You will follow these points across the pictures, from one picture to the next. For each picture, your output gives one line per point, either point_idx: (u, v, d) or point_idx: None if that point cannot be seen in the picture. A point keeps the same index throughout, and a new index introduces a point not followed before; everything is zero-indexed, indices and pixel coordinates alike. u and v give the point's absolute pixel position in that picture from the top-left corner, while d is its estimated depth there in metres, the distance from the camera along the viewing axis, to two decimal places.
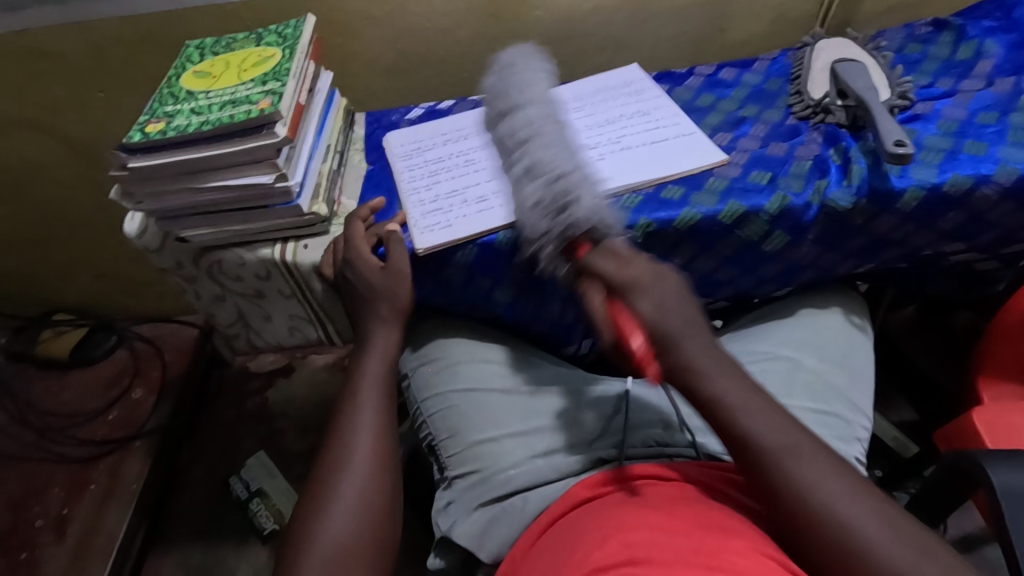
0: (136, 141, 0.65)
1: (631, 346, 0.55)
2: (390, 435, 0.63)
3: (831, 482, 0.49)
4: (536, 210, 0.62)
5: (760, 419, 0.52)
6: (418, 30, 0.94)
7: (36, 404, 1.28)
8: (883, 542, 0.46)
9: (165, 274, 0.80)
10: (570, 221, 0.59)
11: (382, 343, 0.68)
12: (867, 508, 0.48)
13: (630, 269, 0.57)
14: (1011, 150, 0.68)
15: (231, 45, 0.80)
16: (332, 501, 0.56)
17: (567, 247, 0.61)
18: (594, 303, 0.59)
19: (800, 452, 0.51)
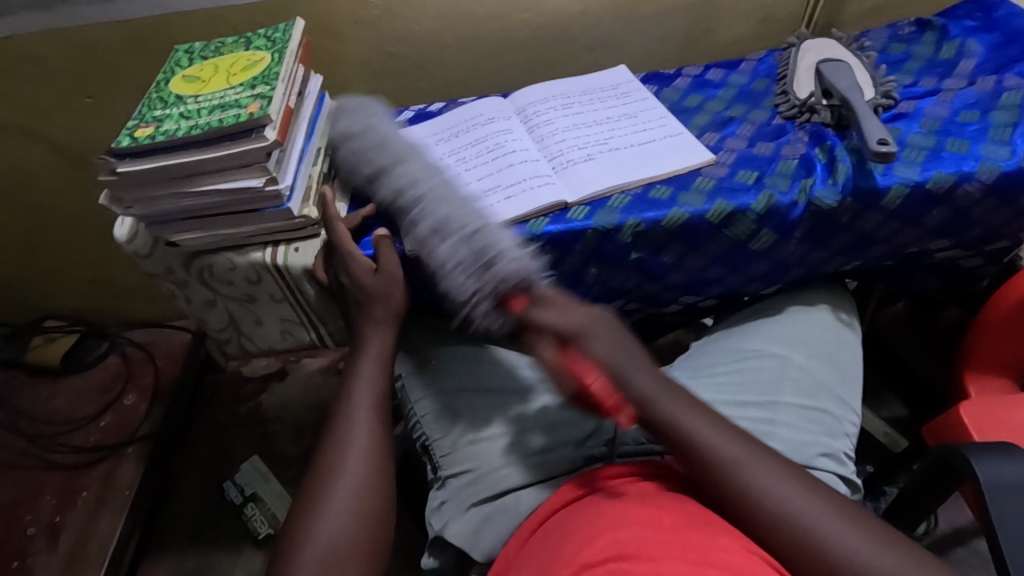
0: (125, 146, 0.65)
1: (591, 391, 0.57)
2: (386, 437, 0.63)
3: (802, 498, 0.51)
4: (458, 272, 0.61)
5: (708, 434, 0.55)
6: (408, 33, 0.95)
7: (27, 411, 1.27)
8: (848, 542, 0.48)
9: (156, 278, 0.80)
10: (500, 275, 0.60)
11: (378, 345, 0.68)
12: (830, 512, 0.51)
13: (568, 316, 0.59)
14: (993, 148, 0.69)
15: (220, 49, 0.80)
16: (326, 502, 0.56)
17: (499, 303, 0.62)
18: (546, 354, 0.59)
19: (761, 468, 0.53)
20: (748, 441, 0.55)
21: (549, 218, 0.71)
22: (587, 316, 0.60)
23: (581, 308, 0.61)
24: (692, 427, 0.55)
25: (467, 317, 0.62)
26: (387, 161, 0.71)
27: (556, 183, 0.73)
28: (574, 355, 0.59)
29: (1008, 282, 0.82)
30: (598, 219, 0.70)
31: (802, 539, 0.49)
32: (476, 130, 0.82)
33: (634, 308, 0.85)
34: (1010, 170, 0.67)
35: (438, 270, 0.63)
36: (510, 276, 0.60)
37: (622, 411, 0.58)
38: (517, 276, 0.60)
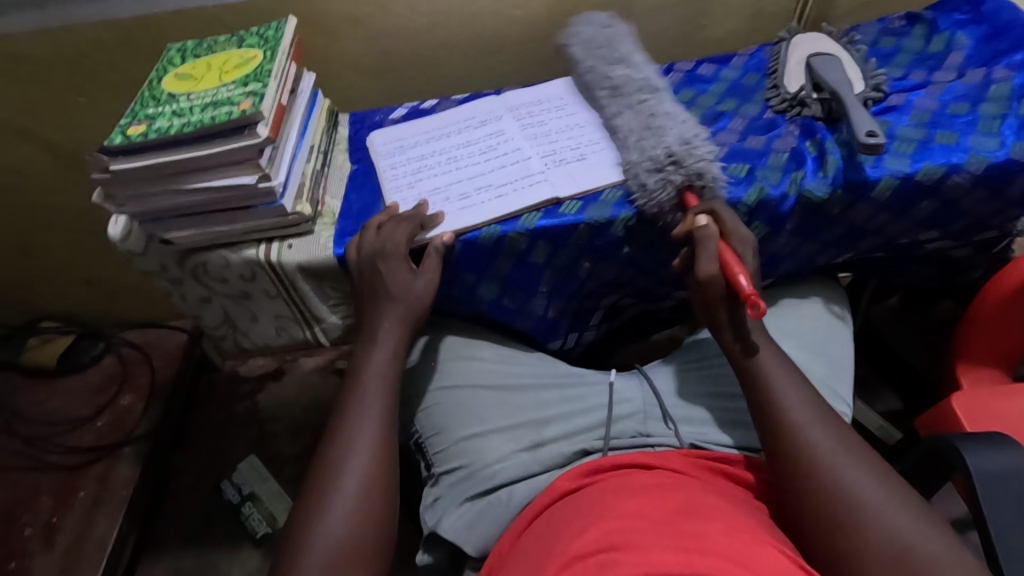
0: (118, 144, 0.65)
1: (740, 283, 0.59)
2: (387, 432, 0.62)
3: (845, 458, 0.55)
4: (647, 165, 0.70)
5: (784, 387, 0.60)
6: (400, 30, 0.95)
7: (23, 413, 1.27)
8: (877, 500, 0.51)
9: (150, 277, 0.80)
10: (697, 169, 0.69)
11: (385, 340, 0.67)
12: (868, 475, 0.54)
13: (738, 224, 0.67)
14: (981, 139, 0.69)
15: (212, 47, 0.80)
16: (325, 499, 0.57)
17: (677, 198, 0.70)
18: (710, 235, 0.64)
19: (812, 425, 0.57)
20: (830, 417, 0.59)
21: (542, 213, 0.71)
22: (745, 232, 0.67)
23: (738, 234, 0.66)
24: (772, 383, 0.60)
25: (636, 188, 0.70)
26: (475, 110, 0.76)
27: (548, 181, 0.74)
28: (729, 252, 0.63)
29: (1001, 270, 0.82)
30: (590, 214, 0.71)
31: (833, 491, 0.53)
32: (468, 131, 0.83)
33: (628, 302, 0.87)
34: (999, 161, 0.67)
35: (630, 160, 0.72)
36: (704, 170, 0.69)
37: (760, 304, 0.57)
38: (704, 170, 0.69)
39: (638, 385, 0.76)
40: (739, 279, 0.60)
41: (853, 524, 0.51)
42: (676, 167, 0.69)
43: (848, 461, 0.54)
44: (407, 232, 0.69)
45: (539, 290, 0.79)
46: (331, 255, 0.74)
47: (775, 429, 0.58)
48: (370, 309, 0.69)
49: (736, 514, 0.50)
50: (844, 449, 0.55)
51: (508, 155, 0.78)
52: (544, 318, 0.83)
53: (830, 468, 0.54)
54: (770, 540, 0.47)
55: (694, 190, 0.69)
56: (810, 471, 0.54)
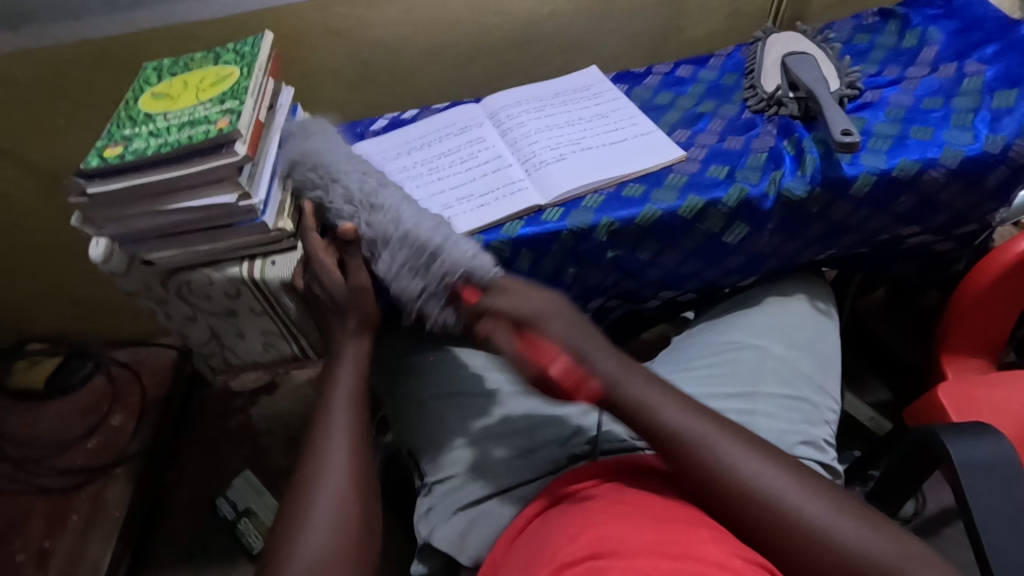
0: (94, 166, 0.65)
1: (555, 371, 0.54)
2: (363, 448, 0.63)
3: (771, 473, 0.52)
4: (405, 275, 0.61)
5: (678, 414, 0.55)
6: (379, 41, 0.95)
7: (12, 436, 1.26)
8: (811, 513, 0.49)
9: (134, 298, 0.79)
10: (445, 269, 0.60)
11: (353, 355, 0.68)
12: (798, 483, 0.51)
13: (528, 301, 0.59)
14: (956, 133, 0.70)
15: (188, 64, 0.80)
16: (310, 516, 0.56)
17: (449, 298, 0.62)
18: (503, 343, 0.57)
19: (726, 446, 0.53)
20: (729, 431, 0.55)
21: (525, 220, 0.72)
22: (540, 302, 0.59)
23: (529, 291, 0.60)
24: (659, 409, 0.55)
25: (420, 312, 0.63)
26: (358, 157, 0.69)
27: (528, 187, 0.74)
28: (537, 336, 0.56)
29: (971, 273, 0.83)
30: (572, 220, 0.71)
31: (761, 507, 0.50)
32: (449, 140, 0.83)
33: (615, 305, 0.87)
34: (973, 155, 0.68)
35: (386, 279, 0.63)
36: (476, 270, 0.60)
37: (580, 386, 0.55)
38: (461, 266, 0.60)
39: None
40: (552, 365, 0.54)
41: (792, 534, 0.49)
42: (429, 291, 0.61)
43: (772, 475, 0.52)
44: (321, 245, 0.68)
45: None
46: None
47: (699, 466, 0.53)
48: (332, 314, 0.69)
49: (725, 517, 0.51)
50: (763, 466, 0.52)
51: (489, 163, 0.78)
52: None
53: (762, 492, 0.51)
54: (751, 548, 0.47)
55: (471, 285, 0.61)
56: (739, 501, 0.51)
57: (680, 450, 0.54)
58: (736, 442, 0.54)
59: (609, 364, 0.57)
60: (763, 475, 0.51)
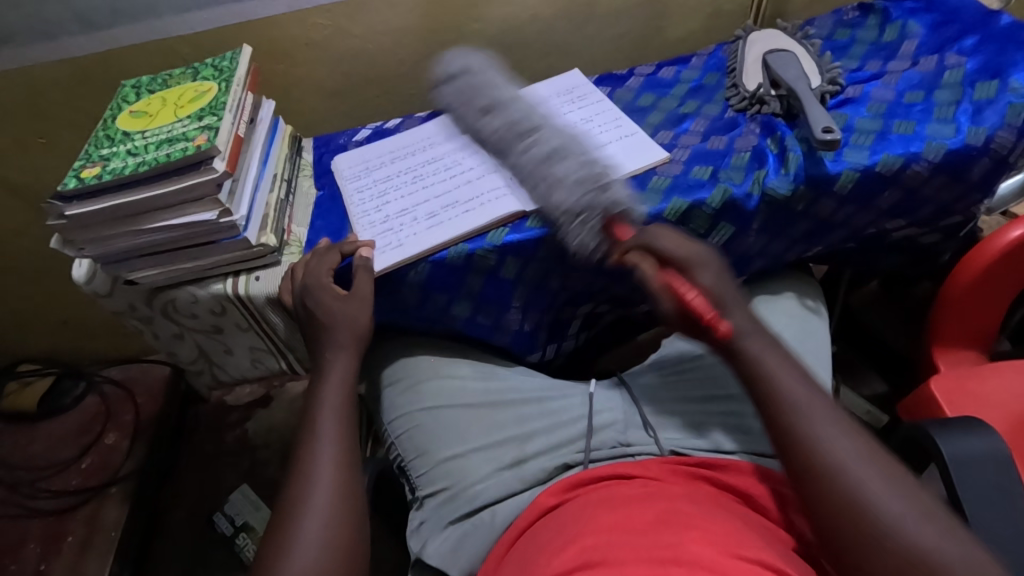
0: (72, 188, 0.64)
1: (694, 305, 0.57)
2: (350, 465, 0.62)
3: (860, 458, 0.49)
4: (575, 189, 0.68)
5: (786, 377, 0.53)
6: (360, 51, 0.94)
7: (5, 459, 1.25)
8: (892, 509, 0.46)
9: (119, 318, 0.79)
10: (612, 199, 0.67)
11: (339, 369, 0.67)
12: (885, 476, 0.48)
13: (681, 245, 0.62)
14: (938, 127, 0.70)
15: (167, 81, 0.79)
16: (296, 536, 0.55)
17: (604, 226, 0.68)
18: (648, 273, 0.62)
19: (825, 421, 0.51)
20: (842, 418, 0.52)
21: (513, 227, 0.72)
22: (696, 250, 0.61)
23: (690, 244, 0.63)
24: (768, 367, 0.54)
25: (566, 226, 0.68)
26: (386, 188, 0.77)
27: (514, 194, 0.73)
28: (678, 278, 0.59)
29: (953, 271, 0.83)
30: (557, 225, 0.71)
31: (847, 492, 0.48)
32: (432, 147, 0.83)
33: (604, 309, 0.87)
34: (956, 148, 0.68)
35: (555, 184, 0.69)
36: (617, 201, 0.67)
37: (720, 324, 0.56)
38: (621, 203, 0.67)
39: (620, 394, 0.75)
40: (692, 302, 0.57)
41: (868, 532, 0.46)
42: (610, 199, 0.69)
43: (867, 475, 0.48)
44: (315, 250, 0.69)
45: (513, 304, 0.78)
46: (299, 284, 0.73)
47: (797, 444, 0.51)
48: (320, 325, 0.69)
49: (717, 519, 0.50)
50: (864, 461, 0.49)
51: (492, 170, 0.77)
52: (522, 331, 0.83)
53: (853, 488, 0.47)
54: (745, 546, 0.46)
55: (621, 221, 0.67)
56: (825, 481, 0.49)
57: (775, 422, 0.52)
58: (841, 432, 0.50)
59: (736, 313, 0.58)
60: (862, 471, 0.48)
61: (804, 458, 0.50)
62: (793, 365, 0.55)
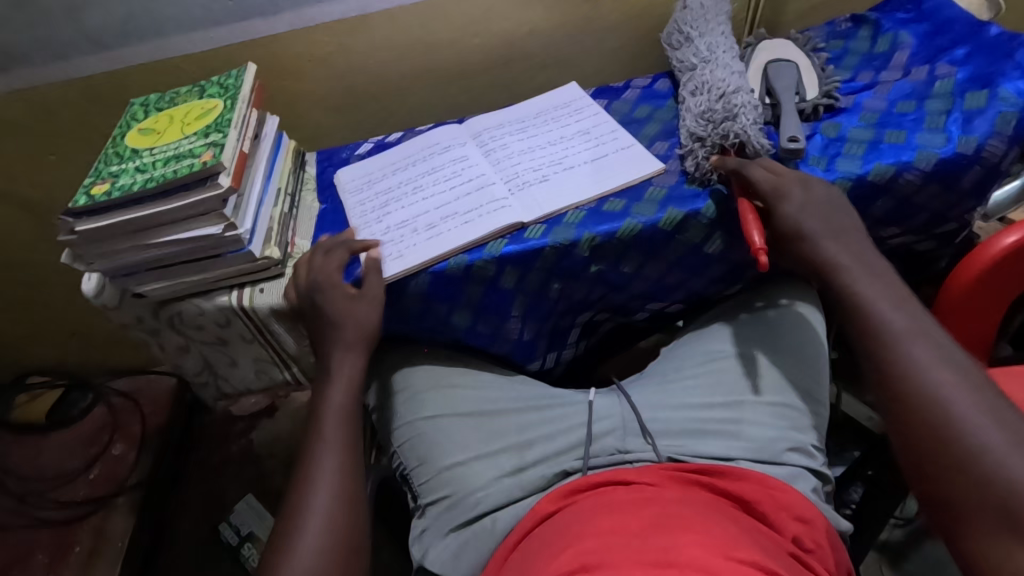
0: (82, 205, 0.66)
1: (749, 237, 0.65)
2: (350, 473, 0.62)
3: (953, 389, 0.54)
4: (696, 122, 0.75)
5: (888, 313, 0.60)
6: (362, 67, 0.96)
7: (14, 470, 1.26)
8: (982, 433, 0.51)
9: (126, 329, 0.80)
10: (728, 131, 0.72)
11: (345, 374, 0.69)
12: (979, 405, 0.52)
13: (770, 177, 0.67)
14: (929, 136, 0.71)
15: (174, 99, 0.81)
16: (296, 542, 0.56)
17: (717, 155, 0.73)
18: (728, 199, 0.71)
19: (922, 353, 0.57)
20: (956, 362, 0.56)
21: (515, 237, 0.73)
22: (784, 180, 0.67)
23: (791, 172, 0.68)
24: (870, 302, 0.61)
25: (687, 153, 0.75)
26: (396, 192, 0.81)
27: (512, 205, 0.75)
28: (747, 211, 0.67)
29: (951, 274, 0.83)
30: (554, 236, 0.72)
31: (938, 412, 0.53)
32: (433, 158, 0.84)
33: (603, 318, 0.88)
34: (947, 156, 0.69)
35: (687, 115, 0.78)
36: (732, 130, 0.72)
37: (760, 258, 0.62)
38: (743, 136, 0.72)
39: (618, 402, 0.76)
40: (751, 236, 0.65)
41: (956, 452, 0.51)
42: (703, 143, 0.73)
43: (968, 410, 0.52)
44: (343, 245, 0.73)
45: (512, 314, 0.80)
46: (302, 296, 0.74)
47: (891, 369, 0.57)
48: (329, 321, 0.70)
49: (712, 521, 0.51)
50: (970, 400, 0.53)
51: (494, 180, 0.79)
52: (522, 340, 0.84)
53: (942, 413, 0.53)
54: (737, 547, 0.47)
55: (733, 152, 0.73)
56: (916, 402, 0.55)
57: (878, 349, 0.59)
58: (949, 375, 0.55)
59: (834, 248, 0.65)
60: (964, 407, 0.53)
61: (902, 390, 0.56)
62: (925, 318, 0.59)
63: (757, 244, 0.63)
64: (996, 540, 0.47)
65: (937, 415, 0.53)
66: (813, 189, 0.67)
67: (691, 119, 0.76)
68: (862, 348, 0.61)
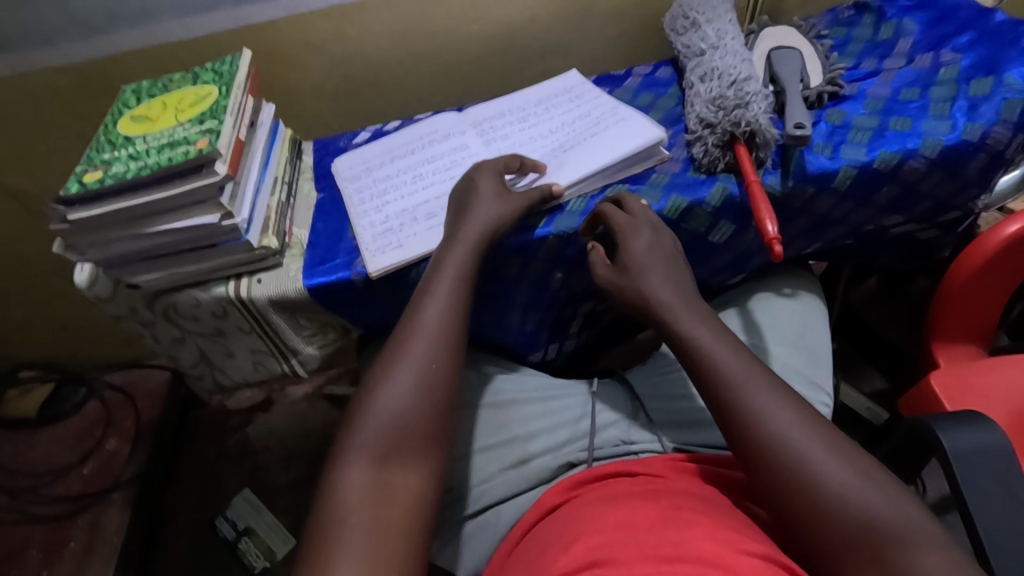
0: (74, 193, 0.65)
1: (764, 228, 0.64)
2: (440, 374, 0.58)
3: (809, 430, 0.52)
4: (707, 107, 0.73)
5: (709, 339, 0.59)
6: (358, 54, 0.95)
7: (6, 466, 1.24)
8: (829, 468, 0.50)
9: (121, 321, 0.78)
10: (740, 118, 0.70)
11: (455, 261, 0.65)
12: (818, 442, 0.51)
13: (618, 217, 0.67)
14: (934, 123, 0.70)
15: (167, 86, 0.80)
16: (373, 409, 0.56)
17: (726, 142, 0.71)
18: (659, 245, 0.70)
19: (766, 392, 0.54)
20: (783, 389, 0.55)
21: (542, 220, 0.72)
22: (625, 219, 0.67)
23: (643, 211, 0.68)
24: (681, 321, 0.60)
25: (695, 140, 0.73)
26: (394, 181, 0.80)
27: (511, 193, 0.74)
28: (761, 201, 0.66)
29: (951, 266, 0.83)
30: (558, 225, 0.71)
31: (792, 452, 0.51)
32: (433, 147, 0.83)
33: (605, 309, 0.87)
34: (952, 144, 0.69)
35: (698, 100, 0.75)
36: (744, 118, 0.70)
37: (776, 246, 0.62)
38: (755, 125, 0.69)
39: (621, 394, 0.76)
40: (764, 225, 0.64)
41: (811, 491, 0.49)
42: (713, 129, 0.72)
43: (809, 441, 0.51)
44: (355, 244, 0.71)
45: (515, 304, 0.79)
46: (301, 286, 0.73)
47: (740, 408, 0.54)
48: (460, 213, 0.69)
49: (723, 516, 0.50)
50: (799, 431, 0.52)
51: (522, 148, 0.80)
52: (524, 331, 0.83)
53: (799, 455, 0.51)
54: (747, 541, 0.46)
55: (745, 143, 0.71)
56: (773, 439, 0.52)
57: (734, 383, 0.55)
58: (786, 405, 0.53)
59: (658, 282, 0.63)
60: (795, 439, 0.51)
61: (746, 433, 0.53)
62: (726, 334, 0.60)
63: (773, 232, 0.63)
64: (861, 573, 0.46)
65: (773, 445, 0.52)
66: (659, 236, 0.66)
67: (700, 105, 0.74)
68: (699, 382, 0.58)
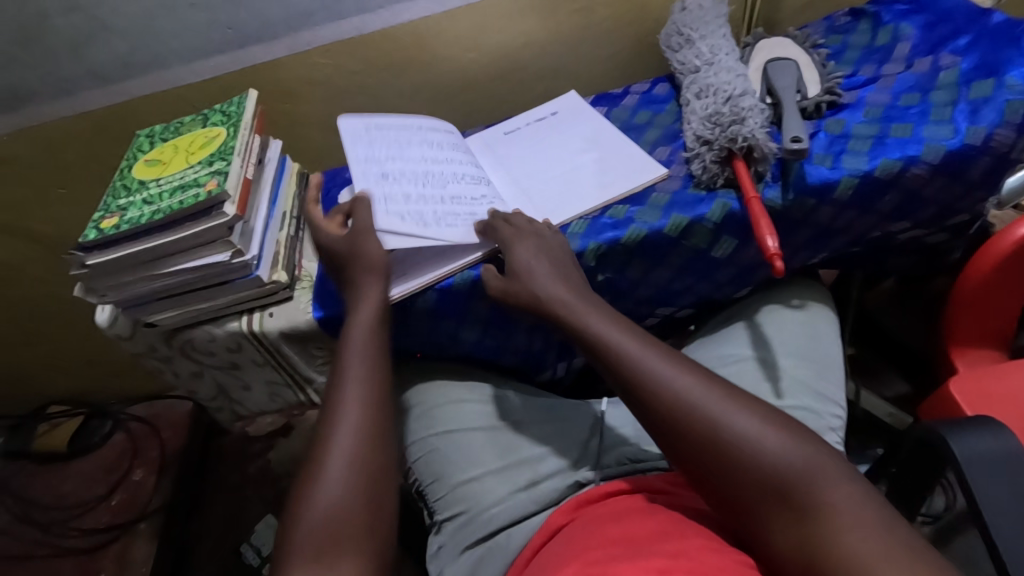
0: (92, 239, 0.67)
1: (765, 242, 0.64)
2: (372, 442, 0.58)
3: (710, 392, 0.54)
4: (704, 124, 0.74)
5: (611, 331, 0.59)
6: (361, 87, 0.97)
7: (38, 500, 1.27)
8: (738, 422, 0.52)
9: (141, 358, 0.81)
10: (736, 133, 0.70)
11: (363, 318, 0.65)
12: (724, 399, 0.53)
13: (509, 238, 0.67)
14: (934, 128, 0.70)
15: (178, 129, 0.82)
16: (310, 496, 0.54)
17: (725, 157, 0.72)
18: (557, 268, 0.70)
19: (665, 362, 0.56)
20: (678, 356, 0.58)
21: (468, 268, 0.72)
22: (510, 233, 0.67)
23: (528, 230, 0.68)
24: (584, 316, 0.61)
25: (693, 156, 0.74)
26: None
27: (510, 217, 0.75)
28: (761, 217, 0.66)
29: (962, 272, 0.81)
30: None
31: (701, 419, 0.52)
32: None
33: None
34: (954, 148, 0.68)
35: (696, 116, 0.76)
36: (741, 133, 0.70)
37: (776, 263, 0.62)
38: (752, 140, 0.69)
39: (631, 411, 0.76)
40: (765, 240, 0.64)
41: (728, 450, 0.51)
42: (710, 146, 0.72)
43: (719, 404, 0.53)
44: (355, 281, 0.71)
45: (520, 325, 0.79)
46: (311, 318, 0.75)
47: (646, 384, 0.55)
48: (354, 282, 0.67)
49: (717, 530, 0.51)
50: (699, 389, 0.54)
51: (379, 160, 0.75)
52: (531, 352, 0.84)
53: (710, 417, 0.52)
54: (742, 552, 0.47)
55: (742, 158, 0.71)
56: (685, 410, 0.53)
57: (631, 358, 0.57)
58: (683, 368, 0.56)
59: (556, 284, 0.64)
60: (700, 399, 0.53)
61: (662, 413, 0.54)
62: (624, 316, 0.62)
63: (772, 248, 0.63)
64: (783, 523, 0.48)
65: (687, 415, 0.53)
66: (545, 241, 0.67)
67: (697, 122, 0.75)
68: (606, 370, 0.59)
